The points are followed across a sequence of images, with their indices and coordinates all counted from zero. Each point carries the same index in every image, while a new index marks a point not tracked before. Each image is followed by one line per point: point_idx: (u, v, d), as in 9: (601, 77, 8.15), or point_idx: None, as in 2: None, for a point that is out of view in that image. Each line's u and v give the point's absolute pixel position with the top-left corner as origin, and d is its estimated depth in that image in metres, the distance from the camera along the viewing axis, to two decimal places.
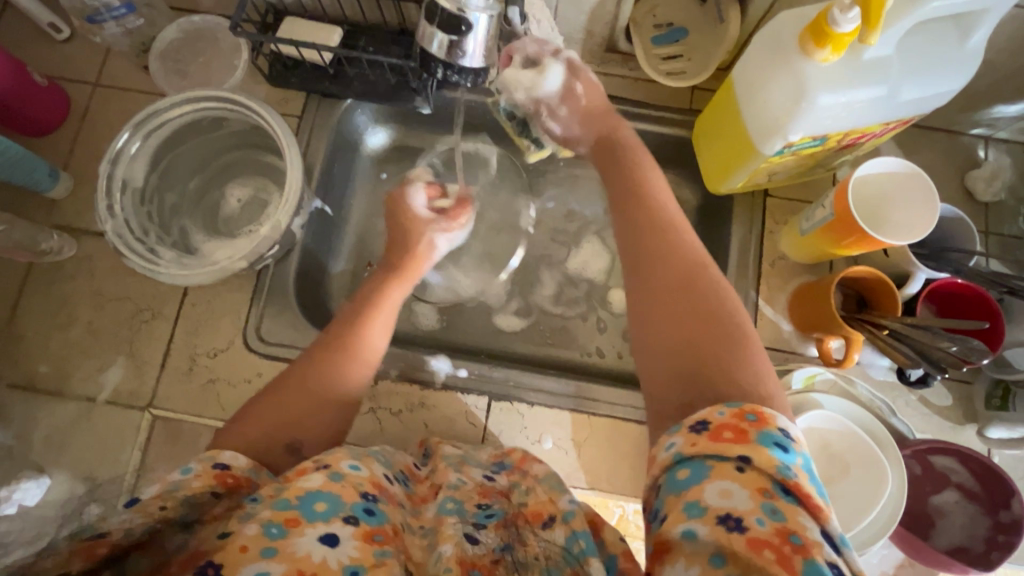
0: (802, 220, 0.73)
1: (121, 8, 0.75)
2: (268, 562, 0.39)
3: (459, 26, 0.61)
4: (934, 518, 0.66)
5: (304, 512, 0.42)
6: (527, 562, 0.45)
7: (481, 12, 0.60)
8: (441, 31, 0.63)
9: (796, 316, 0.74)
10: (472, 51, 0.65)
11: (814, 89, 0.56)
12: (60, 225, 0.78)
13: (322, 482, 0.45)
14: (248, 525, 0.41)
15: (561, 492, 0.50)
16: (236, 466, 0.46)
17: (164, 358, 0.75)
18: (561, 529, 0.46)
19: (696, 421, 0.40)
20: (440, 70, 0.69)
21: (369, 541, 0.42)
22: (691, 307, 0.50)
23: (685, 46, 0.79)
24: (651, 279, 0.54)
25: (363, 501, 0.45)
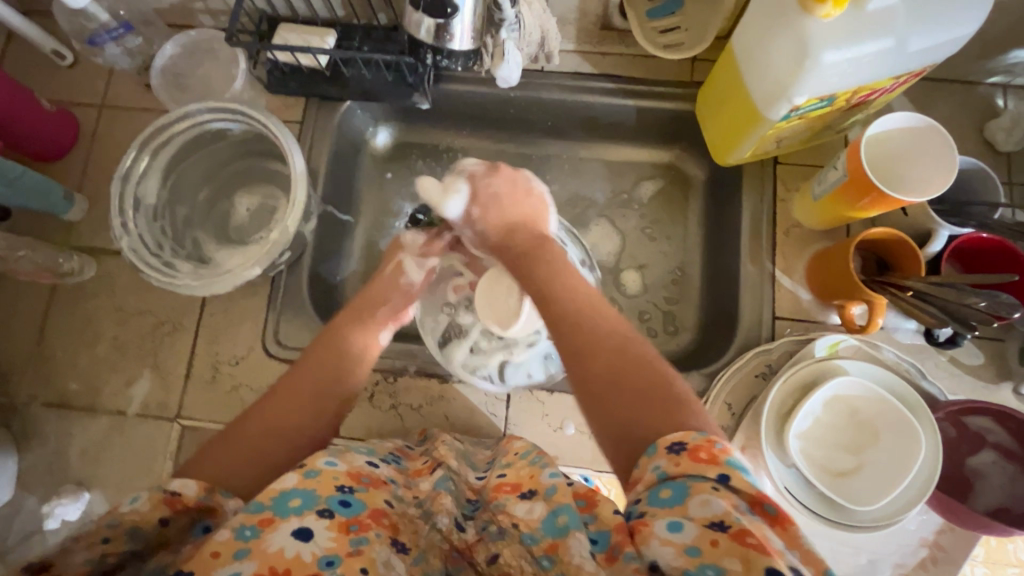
0: (814, 184, 0.71)
1: (119, 28, 0.77)
2: (239, 563, 0.40)
3: (444, 9, 0.61)
4: (971, 480, 0.64)
5: (278, 511, 0.44)
6: (505, 530, 0.49)
7: None
8: (427, 16, 0.62)
9: (815, 284, 0.73)
10: (460, 34, 0.64)
11: (818, 46, 0.54)
12: (79, 246, 0.80)
13: (298, 480, 0.46)
14: (220, 532, 0.42)
15: (541, 467, 0.51)
16: (185, 493, 0.43)
17: (187, 368, 0.77)
18: (542, 503, 0.47)
19: (672, 440, 0.40)
20: (431, 54, 0.74)
21: (344, 531, 0.45)
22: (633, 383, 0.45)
23: (682, 17, 0.77)
24: (592, 359, 0.48)
25: (339, 493, 0.47)
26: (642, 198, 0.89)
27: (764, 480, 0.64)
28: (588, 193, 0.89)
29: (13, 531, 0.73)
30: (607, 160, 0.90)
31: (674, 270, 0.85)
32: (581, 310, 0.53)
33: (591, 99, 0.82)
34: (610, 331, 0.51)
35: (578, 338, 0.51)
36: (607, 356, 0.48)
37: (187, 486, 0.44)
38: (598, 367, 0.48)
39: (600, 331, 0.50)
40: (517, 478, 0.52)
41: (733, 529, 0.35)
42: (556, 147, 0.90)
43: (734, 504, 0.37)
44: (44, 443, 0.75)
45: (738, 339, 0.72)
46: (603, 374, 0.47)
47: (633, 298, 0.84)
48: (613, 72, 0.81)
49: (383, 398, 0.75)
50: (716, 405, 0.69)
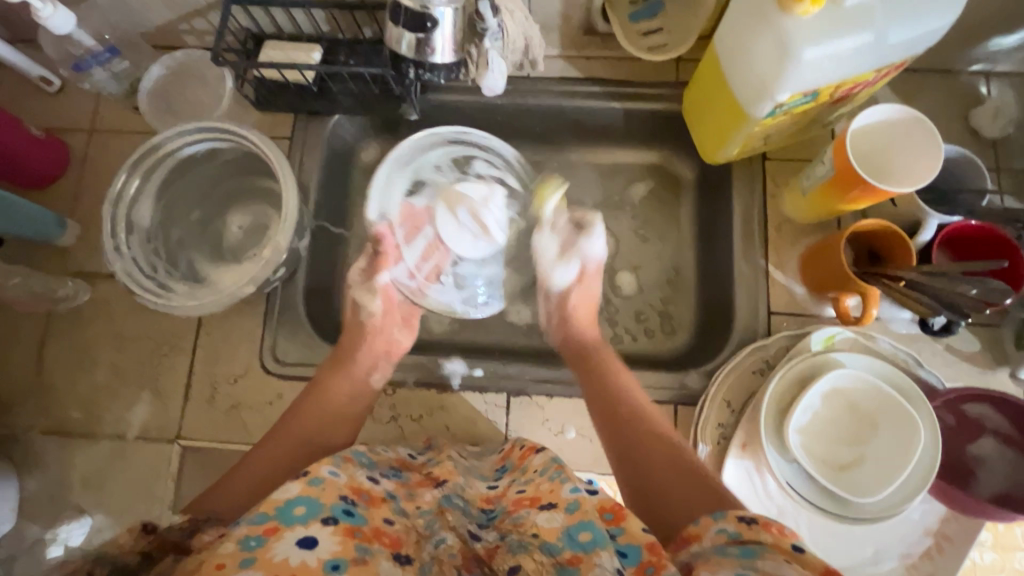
0: (803, 179, 0.72)
1: (105, 53, 0.76)
2: (246, 571, 0.40)
3: (425, 23, 0.62)
4: (974, 467, 0.64)
5: (282, 519, 0.45)
6: (525, 543, 0.49)
7: (446, 7, 0.61)
8: (407, 31, 0.63)
9: (809, 279, 0.73)
10: (441, 47, 0.64)
11: (798, 43, 0.54)
12: (73, 271, 0.80)
13: (301, 489, 0.48)
14: (224, 546, 0.43)
15: (562, 483, 0.53)
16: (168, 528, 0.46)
17: (186, 388, 0.76)
18: (562, 516, 0.49)
19: (745, 513, 0.45)
20: (413, 69, 0.74)
21: (349, 537, 0.45)
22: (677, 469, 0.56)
23: (664, 19, 0.77)
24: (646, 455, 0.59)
25: (342, 503, 0.48)
26: (633, 200, 0.90)
27: (766, 476, 0.65)
28: (579, 196, 0.90)
29: None
30: (598, 163, 0.91)
31: (669, 270, 0.86)
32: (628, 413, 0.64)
33: (577, 104, 0.83)
34: (666, 438, 0.60)
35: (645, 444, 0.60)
36: (665, 455, 0.58)
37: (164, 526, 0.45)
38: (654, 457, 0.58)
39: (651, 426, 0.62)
40: (536, 491, 0.54)
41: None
42: (546, 152, 0.91)
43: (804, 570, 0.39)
44: (44, 471, 0.75)
45: (734, 335, 0.73)
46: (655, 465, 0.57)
47: (628, 299, 0.86)
48: (598, 76, 0.82)
49: (383, 410, 0.75)
50: (714, 403, 0.69)
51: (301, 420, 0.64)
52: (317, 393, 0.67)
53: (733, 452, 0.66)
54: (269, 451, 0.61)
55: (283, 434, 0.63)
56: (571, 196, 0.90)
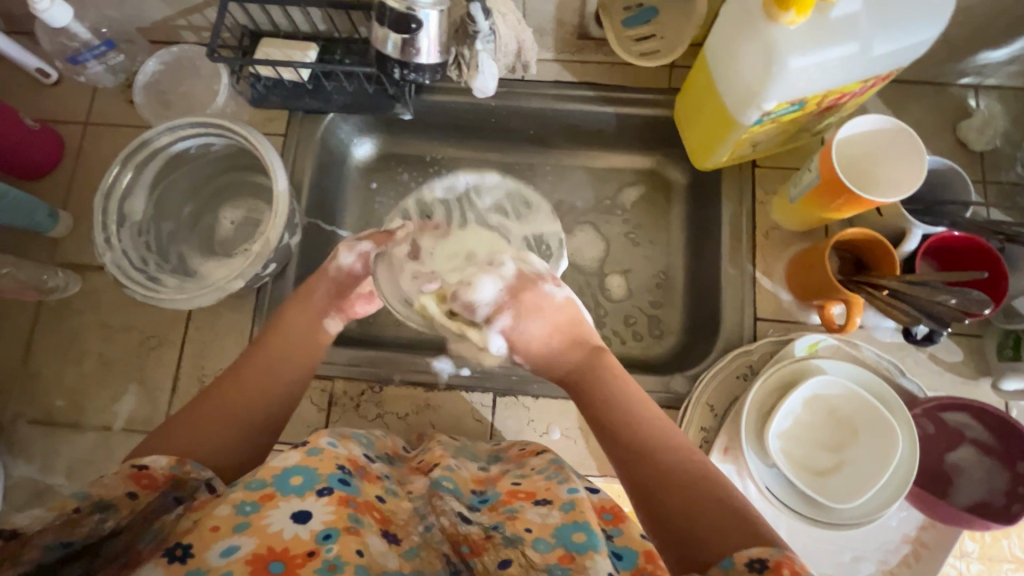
0: (791, 187, 0.72)
1: (101, 46, 0.77)
2: (239, 536, 0.42)
3: (409, 24, 0.61)
4: (951, 475, 0.65)
5: (279, 488, 0.46)
6: (516, 537, 0.49)
7: (431, 9, 0.60)
8: (392, 32, 0.63)
9: (795, 286, 0.74)
10: (426, 49, 0.65)
11: (784, 52, 0.54)
12: (64, 262, 0.80)
13: (300, 458, 0.49)
14: (220, 507, 0.44)
15: (559, 482, 0.54)
16: (155, 465, 0.48)
17: (174, 381, 0.77)
18: (557, 514, 0.50)
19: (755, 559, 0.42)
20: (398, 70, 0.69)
21: (343, 505, 0.47)
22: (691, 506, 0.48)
23: (657, 26, 0.76)
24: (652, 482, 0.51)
25: (339, 472, 0.50)
26: (624, 203, 0.91)
27: (747, 482, 0.66)
28: (570, 199, 0.92)
29: None
30: (590, 167, 0.92)
31: (658, 273, 0.88)
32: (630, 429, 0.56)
33: (572, 107, 0.84)
34: (675, 451, 0.52)
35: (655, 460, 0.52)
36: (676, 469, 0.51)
37: (156, 462, 0.48)
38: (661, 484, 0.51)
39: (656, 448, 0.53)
40: (532, 487, 0.55)
41: None
42: (539, 155, 0.93)
43: None
44: (29, 461, 0.75)
45: (720, 340, 0.73)
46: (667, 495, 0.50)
47: (616, 301, 0.87)
48: (592, 81, 0.83)
49: (370, 408, 0.75)
50: (698, 406, 0.69)
51: (250, 370, 0.60)
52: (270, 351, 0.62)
53: (715, 455, 0.67)
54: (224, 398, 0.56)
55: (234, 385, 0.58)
56: (562, 199, 0.92)
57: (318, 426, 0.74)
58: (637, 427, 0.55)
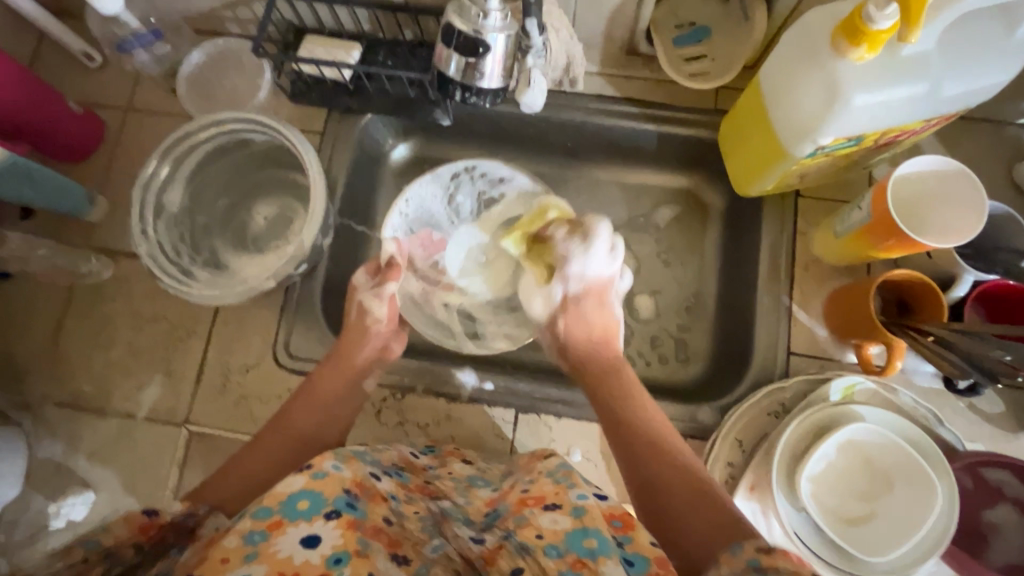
0: (836, 222, 0.70)
1: (149, 36, 0.76)
2: (250, 566, 0.42)
3: (477, 48, 0.60)
4: (986, 533, 0.62)
5: (287, 514, 0.46)
6: (526, 546, 0.49)
7: (498, 33, 0.60)
8: (458, 54, 0.62)
9: (833, 321, 0.72)
10: (490, 72, 0.63)
11: (848, 88, 0.53)
12: (97, 247, 0.81)
13: (304, 482, 0.48)
14: (230, 538, 0.45)
15: (569, 486, 0.52)
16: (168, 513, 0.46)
17: (198, 374, 0.77)
18: (568, 520, 0.49)
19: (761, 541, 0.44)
20: (459, 92, 0.66)
21: (352, 529, 0.46)
22: (691, 497, 0.52)
23: (708, 46, 0.73)
24: (662, 476, 0.55)
25: (345, 496, 0.49)
26: (658, 223, 0.90)
27: (772, 522, 0.64)
28: (603, 215, 0.90)
29: (19, 528, 0.74)
30: (625, 183, 0.91)
31: (689, 297, 0.86)
32: (647, 433, 0.60)
33: (613, 123, 0.82)
34: (681, 456, 0.57)
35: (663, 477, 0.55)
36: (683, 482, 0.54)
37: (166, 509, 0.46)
38: (669, 479, 0.55)
39: (666, 450, 0.58)
40: (540, 492, 0.54)
41: None
42: (574, 168, 0.91)
43: None
44: (53, 443, 0.76)
45: (751, 374, 0.72)
46: (669, 488, 0.54)
47: (643, 322, 0.86)
48: (636, 97, 0.81)
49: (390, 415, 0.75)
50: (726, 441, 0.68)
51: (295, 419, 0.63)
52: (306, 399, 0.65)
53: (741, 492, 0.66)
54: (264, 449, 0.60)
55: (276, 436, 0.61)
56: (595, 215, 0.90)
57: None
58: (656, 450, 0.58)
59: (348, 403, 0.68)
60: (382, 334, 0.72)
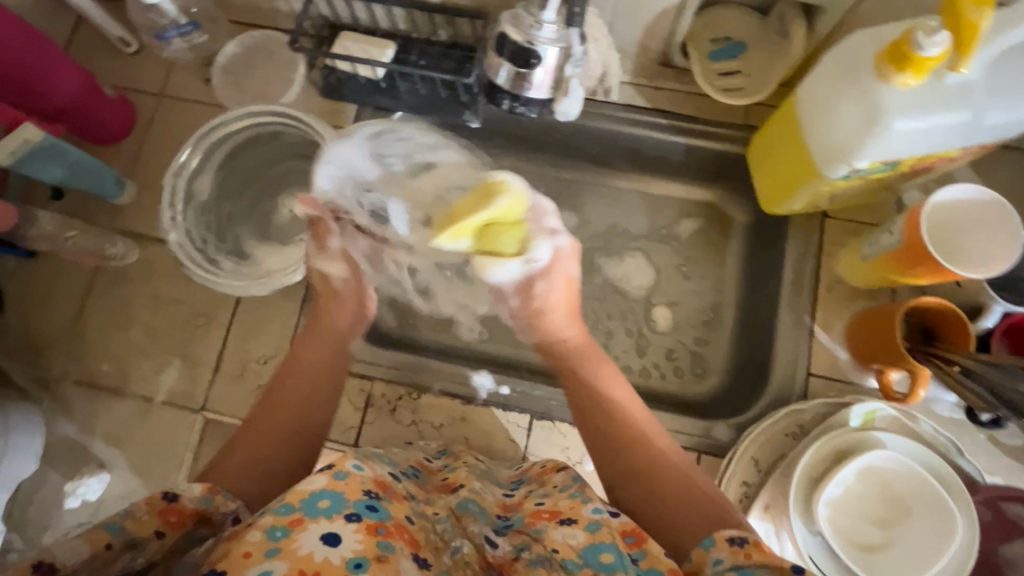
0: (864, 244, 0.70)
1: (188, 26, 0.76)
2: (271, 562, 0.41)
3: (529, 59, 0.62)
4: (1002, 568, 0.62)
5: (307, 511, 0.45)
6: (543, 558, 0.49)
7: (550, 44, 0.61)
8: (509, 63, 0.64)
9: (854, 345, 0.72)
10: (539, 82, 0.65)
11: (890, 114, 0.52)
12: (123, 230, 0.81)
13: (325, 482, 0.48)
14: (252, 533, 0.44)
15: (584, 501, 0.52)
16: (187, 497, 0.46)
17: (217, 361, 0.78)
18: (581, 534, 0.49)
19: (734, 536, 0.47)
20: (506, 100, 0.70)
21: (372, 533, 0.45)
22: (673, 500, 0.55)
23: (744, 62, 0.73)
24: (641, 483, 0.58)
25: (366, 498, 0.48)
26: (679, 234, 0.89)
27: (785, 542, 0.64)
28: (625, 224, 0.90)
29: (34, 504, 0.75)
30: (649, 194, 0.91)
31: (707, 311, 0.86)
32: (614, 432, 0.62)
33: (641, 133, 0.82)
34: (650, 453, 0.59)
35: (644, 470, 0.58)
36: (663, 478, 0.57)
37: (186, 494, 0.46)
38: (650, 486, 0.57)
39: (637, 450, 0.59)
40: (555, 505, 0.54)
41: None
42: (598, 176, 0.91)
43: None
44: (71, 422, 0.76)
45: (769, 393, 0.72)
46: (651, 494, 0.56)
47: (660, 334, 0.85)
48: (666, 109, 0.81)
49: (405, 413, 0.75)
50: (741, 460, 0.67)
51: (284, 395, 0.63)
52: (291, 373, 0.65)
53: (755, 511, 0.65)
54: (264, 427, 0.59)
55: (273, 412, 0.61)
56: (617, 223, 0.90)
57: (352, 425, 0.75)
58: (628, 451, 0.60)
59: (331, 369, 0.68)
60: (350, 295, 0.72)
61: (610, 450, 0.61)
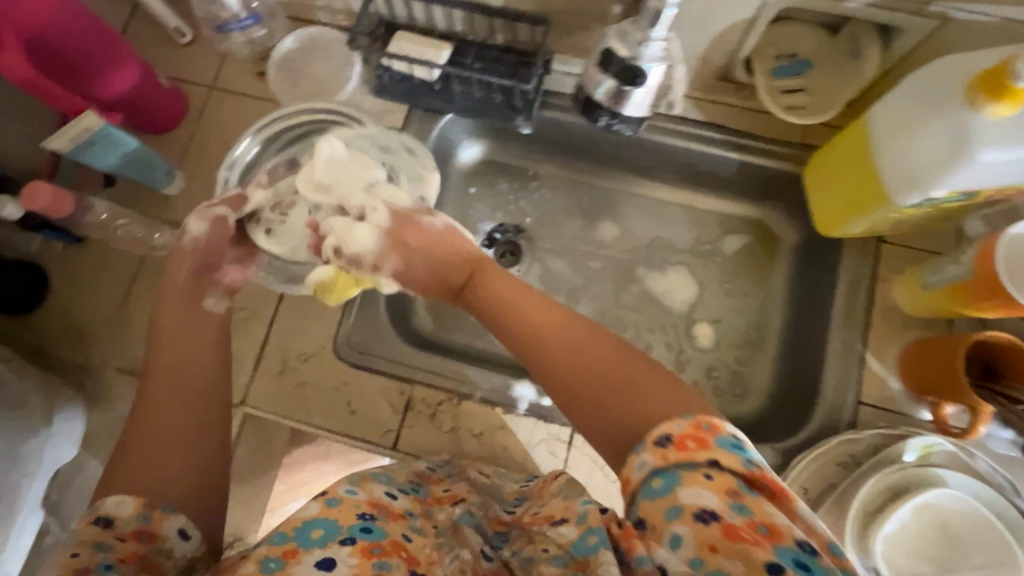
0: (926, 272, 0.68)
1: (248, 19, 0.77)
2: None
3: (634, 77, 0.62)
4: None
5: (300, 542, 0.47)
6: (533, 557, 0.51)
7: (658, 62, 0.61)
8: (613, 78, 0.63)
9: (909, 376, 0.70)
10: (639, 101, 0.64)
11: (977, 142, 0.52)
12: (170, 220, 0.81)
13: (319, 509, 0.50)
14: (246, 565, 0.46)
15: (577, 497, 0.51)
16: (120, 511, 0.48)
17: (258, 356, 0.77)
18: (573, 527, 0.48)
19: (660, 434, 0.45)
20: (605, 117, 0.68)
21: (366, 556, 0.47)
22: (606, 399, 0.50)
23: (809, 80, 0.71)
24: (576, 393, 0.52)
25: (360, 521, 0.49)
26: (725, 251, 0.88)
27: None
28: (669, 237, 0.89)
29: (72, 489, 0.74)
30: (695, 208, 0.89)
31: (750, 330, 0.84)
32: (542, 352, 0.56)
33: (695, 147, 0.81)
34: (579, 359, 0.53)
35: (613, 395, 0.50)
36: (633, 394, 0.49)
37: (118, 508, 0.48)
38: (583, 389, 0.52)
39: (566, 360, 0.54)
40: (551, 509, 0.52)
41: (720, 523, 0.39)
42: (643, 188, 0.90)
43: (720, 500, 0.40)
44: (109, 410, 0.76)
45: (818, 419, 0.70)
46: (586, 398, 0.51)
47: (701, 351, 0.84)
48: (722, 123, 0.79)
49: (444, 419, 0.74)
50: (793, 488, 0.66)
51: (168, 359, 0.59)
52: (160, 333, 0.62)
53: None
54: (149, 434, 0.53)
55: (160, 415, 0.55)
56: (661, 236, 0.89)
57: (390, 428, 0.74)
58: (559, 363, 0.54)
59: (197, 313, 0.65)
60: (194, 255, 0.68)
61: (556, 373, 0.54)
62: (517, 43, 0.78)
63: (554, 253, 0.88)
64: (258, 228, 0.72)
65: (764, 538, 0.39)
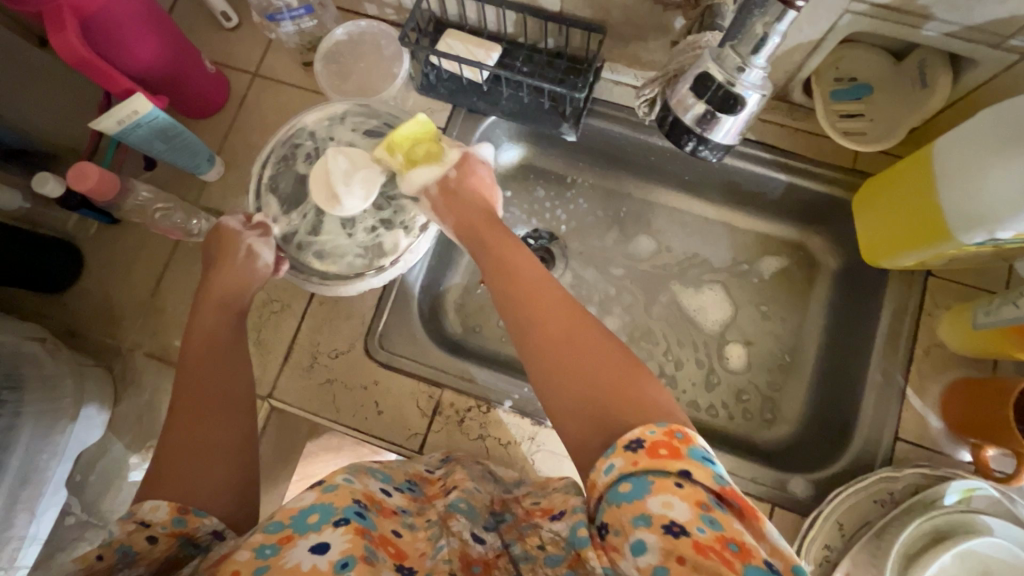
0: (977, 310, 0.66)
1: (300, 10, 0.76)
2: None
3: (728, 102, 0.50)
4: None
5: (297, 528, 0.44)
6: (528, 555, 0.49)
7: (755, 90, 0.49)
8: (702, 104, 0.51)
9: (952, 414, 0.68)
10: (727, 130, 0.53)
11: None
12: (208, 207, 0.81)
13: (315, 496, 0.46)
14: (241, 551, 0.43)
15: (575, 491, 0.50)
16: (155, 514, 0.46)
17: (288, 349, 0.76)
18: (568, 520, 0.47)
19: (632, 439, 0.43)
20: (691, 143, 0.55)
21: (360, 534, 0.44)
22: (598, 384, 0.48)
23: (868, 105, 0.70)
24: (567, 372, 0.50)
25: (354, 505, 0.47)
26: (762, 272, 0.86)
27: None
28: (707, 255, 0.87)
29: (96, 472, 0.74)
30: (735, 227, 0.88)
31: (784, 355, 0.83)
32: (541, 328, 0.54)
33: (742, 166, 0.79)
34: (576, 341, 0.51)
35: (560, 368, 0.51)
36: (591, 352, 0.51)
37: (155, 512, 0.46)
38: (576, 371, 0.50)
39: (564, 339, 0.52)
40: (550, 502, 0.52)
41: (689, 539, 0.37)
42: (683, 203, 0.89)
43: (689, 512, 0.38)
44: (138, 394, 0.76)
45: (853, 453, 0.69)
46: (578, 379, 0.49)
47: (733, 373, 0.82)
48: (771, 142, 0.78)
49: (473, 426, 0.73)
50: (826, 522, 0.65)
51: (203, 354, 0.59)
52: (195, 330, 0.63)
53: None
54: (183, 429, 0.53)
55: (195, 408, 0.54)
56: (699, 252, 0.87)
57: (417, 431, 0.73)
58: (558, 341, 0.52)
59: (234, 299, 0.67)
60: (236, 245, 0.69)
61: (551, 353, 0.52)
62: (569, 48, 0.77)
63: (587, 263, 0.87)
64: (303, 255, 0.72)
65: (733, 558, 0.37)
